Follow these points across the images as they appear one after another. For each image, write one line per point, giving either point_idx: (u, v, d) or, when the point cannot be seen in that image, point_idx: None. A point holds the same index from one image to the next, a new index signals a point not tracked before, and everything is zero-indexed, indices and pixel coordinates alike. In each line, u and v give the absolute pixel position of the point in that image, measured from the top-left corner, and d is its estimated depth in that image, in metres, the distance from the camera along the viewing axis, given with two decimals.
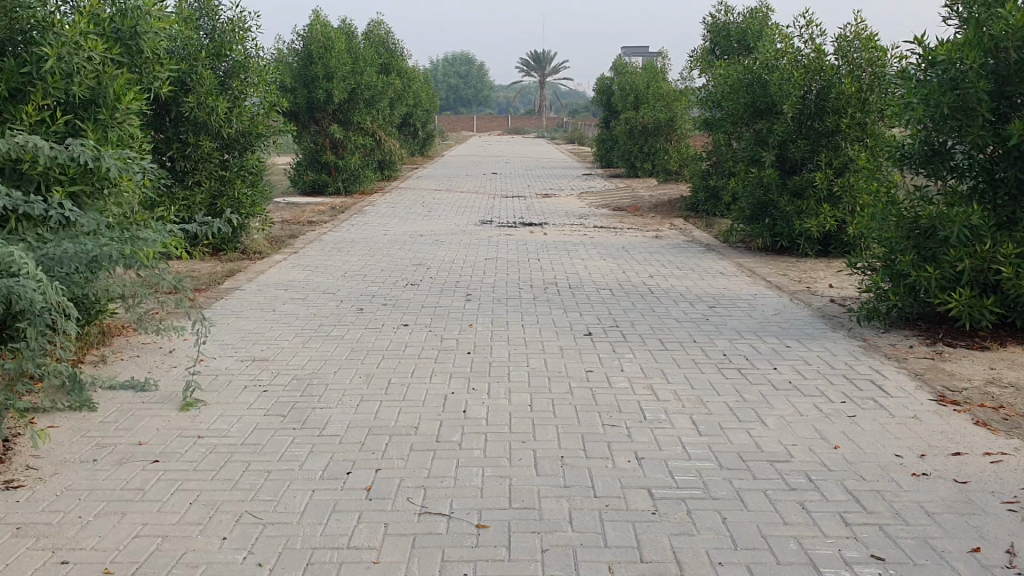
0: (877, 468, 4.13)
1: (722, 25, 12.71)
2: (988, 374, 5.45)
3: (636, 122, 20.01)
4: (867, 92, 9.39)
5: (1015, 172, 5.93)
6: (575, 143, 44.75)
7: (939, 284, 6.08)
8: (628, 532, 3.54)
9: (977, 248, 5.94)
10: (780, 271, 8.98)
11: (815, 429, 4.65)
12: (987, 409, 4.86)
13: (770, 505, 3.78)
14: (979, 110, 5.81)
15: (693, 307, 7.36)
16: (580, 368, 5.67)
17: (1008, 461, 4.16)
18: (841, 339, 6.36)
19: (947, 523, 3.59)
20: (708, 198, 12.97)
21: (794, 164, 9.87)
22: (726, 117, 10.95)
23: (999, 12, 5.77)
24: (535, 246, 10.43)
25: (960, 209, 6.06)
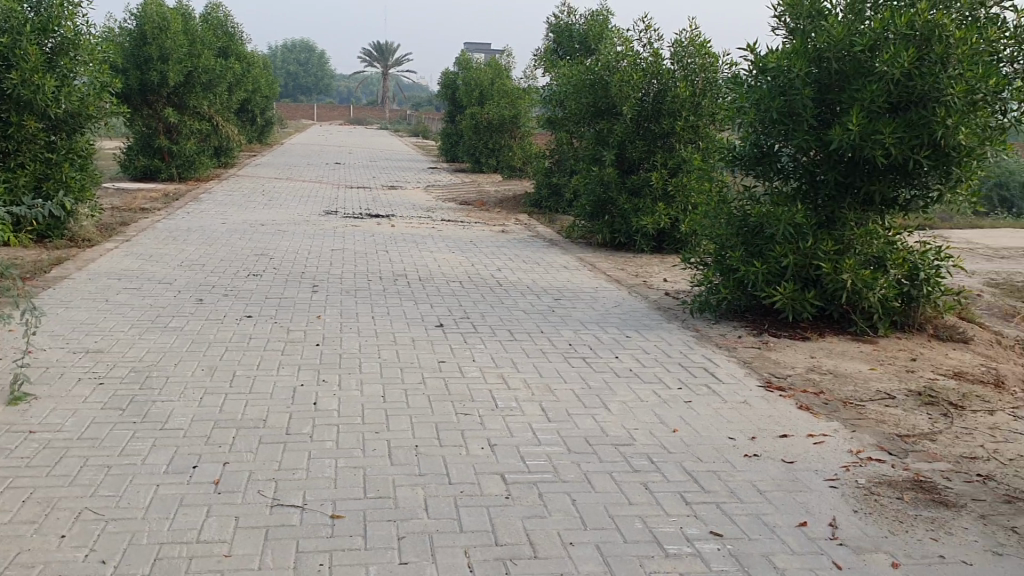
0: (712, 450, 4.38)
1: (564, 25, 13.02)
2: (809, 362, 5.86)
3: (481, 117, 20.19)
4: (700, 96, 9.85)
5: (834, 174, 6.31)
6: (417, 136, 44.64)
7: (765, 278, 6.49)
8: (482, 517, 3.61)
9: (800, 245, 6.37)
10: (619, 265, 9.33)
11: (655, 413, 4.88)
12: (808, 393, 5.24)
13: (616, 486, 3.95)
14: (804, 115, 6.21)
15: (539, 300, 7.54)
16: (431, 358, 5.70)
17: (827, 442, 4.51)
18: (677, 330, 6.68)
19: (776, 500, 3.86)
20: (550, 195, 13.27)
21: (631, 163, 10.25)
22: (568, 115, 11.22)
23: (823, 25, 6.18)
24: (382, 238, 10.39)
25: (785, 208, 6.46)
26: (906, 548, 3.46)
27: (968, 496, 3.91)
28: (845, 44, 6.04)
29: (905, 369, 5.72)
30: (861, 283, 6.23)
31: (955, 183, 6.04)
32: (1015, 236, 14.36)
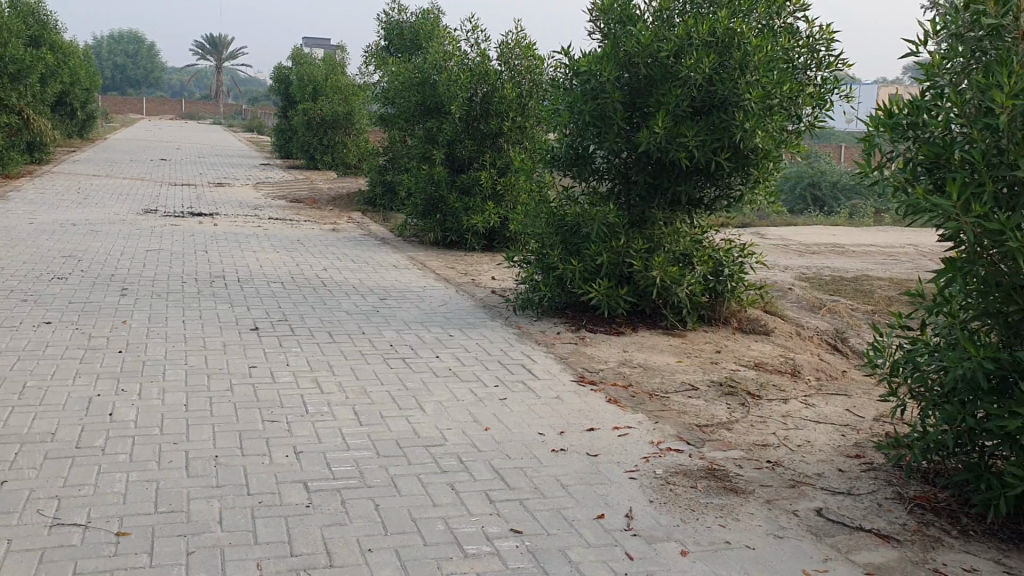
0: (521, 446, 4.43)
1: (396, 23, 12.93)
2: (622, 356, 6.05)
3: (314, 113, 19.80)
4: (527, 97, 9.90)
5: (644, 175, 6.57)
6: (254, 132, 43.37)
7: (582, 275, 6.70)
8: (280, 527, 3.52)
9: (613, 243, 6.59)
10: (449, 264, 9.34)
11: (469, 412, 4.89)
12: (618, 387, 5.40)
13: (421, 488, 3.92)
14: (615, 118, 6.40)
15: (364, 300, 7.44)
16: (242, 364, 5.52)
17: (632, 434, 4.65)
18: (499, 328, 6.73)
19: (578, 494, 3.94)
20: (384, 193, 13.16)
21: (461, 162, 10.29)
22: (397, 113, 11.13)
23: (632, 31, 6.38)
24: (204, 237, 10.01)
25: (598, 209, 6.67)
26: (695, 536, 3.60)
27: (756, 482, 4.12)
28: (652, 49, 6.27)
29: (709, 361, 6.03)
30: (669, 279, 6.53)
31: (755, 183, 6.48)
32: (827, 232, 15.27)
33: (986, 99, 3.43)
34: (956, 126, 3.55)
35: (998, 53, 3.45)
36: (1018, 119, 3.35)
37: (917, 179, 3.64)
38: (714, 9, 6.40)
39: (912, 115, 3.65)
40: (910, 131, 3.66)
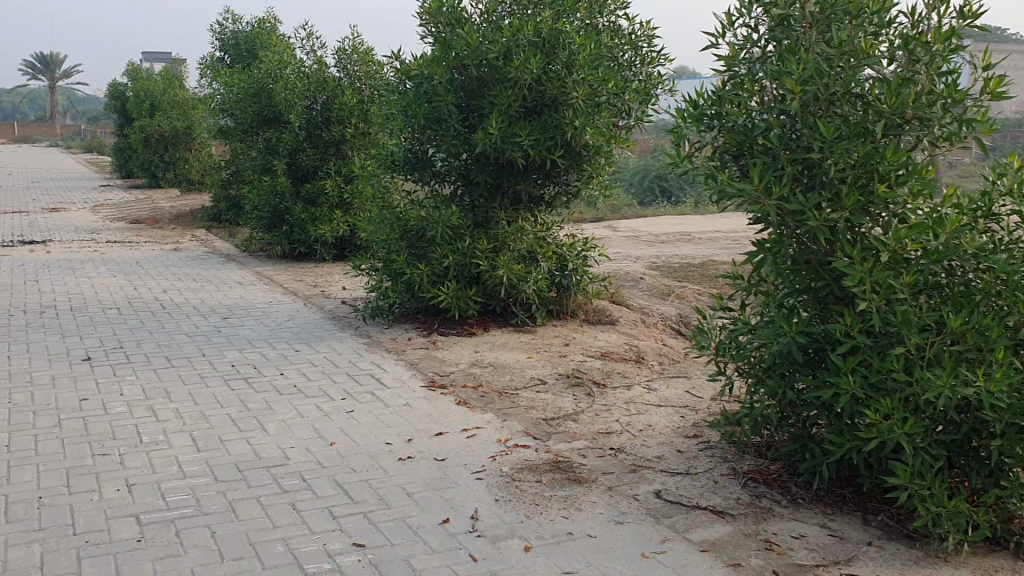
0: (366, 458, 4.37)
1: (230, 33, 12.60)
2: (472, 357, 6.06)
3: (153, 129, 19.05)
4: (368, 103, 9.84)
5: (484, 176, 6.61)
6: (93, 152, 41.42)
7: (429, 279, 6.68)
8: (107, 566, 3.35)
9: (458, 245, 6.61)
10: (297, 276, 9.16)
11: (314, 427, 4.80)
12: (468, 388, 5.41)
13: (261, 511, 3.82)
14: (450, 120, 6.41)
15: (207, 320, 7.19)
16: (72, 398, 5.24)
17: (480, 434, 4.67)
18: (348, 338, 6.64)
19: (422, 500, 3.91)
20: (230, 208, 12.79)
21: (304, 172, 10.12)
22: (235, 125, 10.83)
23: (460, 33, 6.41)
24: (33, 266, 9.46)
25: (441, 211, 6.67)
26: (539, 530, 3.64)
27: (599, 471, 4.23)
28: (481, 51, 6.32)
29: (558, 354, 6.14)
30: (515, 277, 6.60)
31: (589, 178, 6.67)
32: (675, 221, 15.79)
33: (780, 87, 3.65)
34: (756, 113, 3.74)
35: (789, 42, 3.69)
36: (808, 105, 3.60)
37: (725, 165, 3.80)
38: (538, 9, 6.53)
39: (716, 104, 3.81)
40: (714, 120, 3.83)
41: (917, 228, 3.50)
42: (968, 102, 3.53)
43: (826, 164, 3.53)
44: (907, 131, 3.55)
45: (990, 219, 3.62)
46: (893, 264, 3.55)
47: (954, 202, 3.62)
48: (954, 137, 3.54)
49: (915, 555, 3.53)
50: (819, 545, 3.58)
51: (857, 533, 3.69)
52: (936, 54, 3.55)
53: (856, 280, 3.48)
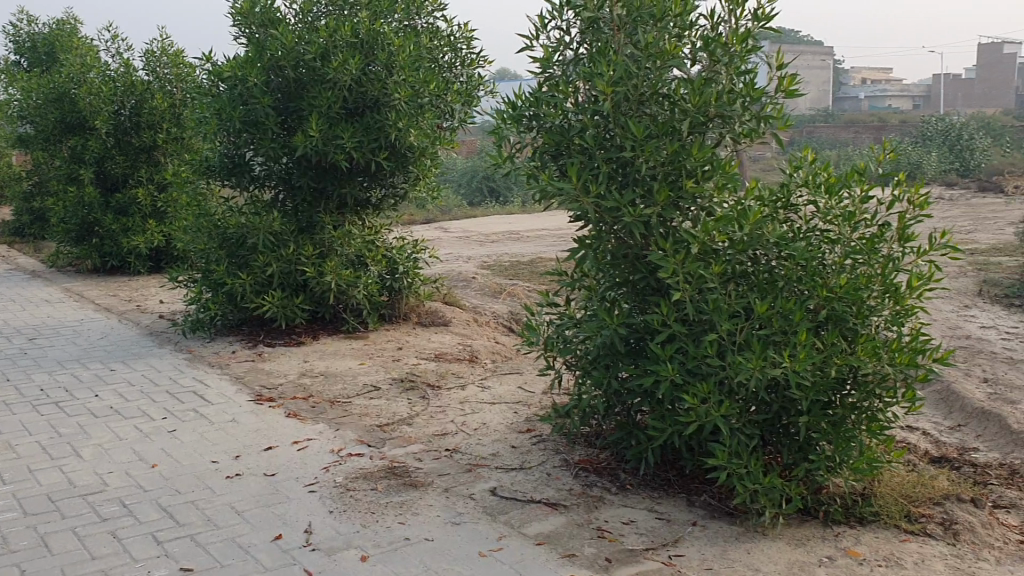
0: (192, 478, 4.19)
1: (25, 35, 11.80)
2: (302, 366, 5.93)
3: None
4: (181, 107, 9.48)
5: (306, 180, 6.47)
6: None
7: (253, 288, 6.48)
8: None
9: (282, 252, 6.45)
10: (111, 291, 8.68)
11: (133, 450, 4.55)
12: (298, 399, 5.28)
13: (77, 543, 3.59)
14: (267, 124, 6.24)
15: (9, 343, 6.70)
16: None
17: (312, 445, 4.57)
18: (168, 354, 6.35)
19: (253, 518, 3.79)
20: (32, 222, 11.96)
21: (114, 181, 9.61)
22: (34, 133, 10.14)
23: (274, 34, 6.25)
24: None
25: (263, 217, 6.49)
26: (375, 537, 3.60)
27: (435, 474, 4.23)
28: (297, 53, 6.19)
29: (390, 359, 6.10)
30: (343, 283, 6.51)
31: (415, 180, 6.67)
32: (503, 221, 16.01)
33: (592, 87, 3.76)
34: (572, 114, 3.85)
35: (599, 44, 3.81)
36: (619, 105, 3.73)
37: (545, 165, 3.88)
38: (354, 11, 6.47)
39: (533, 106, 3.89)
40: (532, 122, 3.91)
41: (724, 220, 3.69)
42: (765, 100, 3.75)
43: (638, 162, 3.67)
44: (711, 129, 3.73)
45: (789, 209, 3.87)
46: (704, 256, 3.73)
47: (756, 194, 3.84)
48: (753, 134, 3.76)
49: (736, 530, 3.73)
50: (648, 529, 3.73)
51: (683, 513, 3.86)
52: (734, 55, 3.74)
53: (670, 271, 3.62)
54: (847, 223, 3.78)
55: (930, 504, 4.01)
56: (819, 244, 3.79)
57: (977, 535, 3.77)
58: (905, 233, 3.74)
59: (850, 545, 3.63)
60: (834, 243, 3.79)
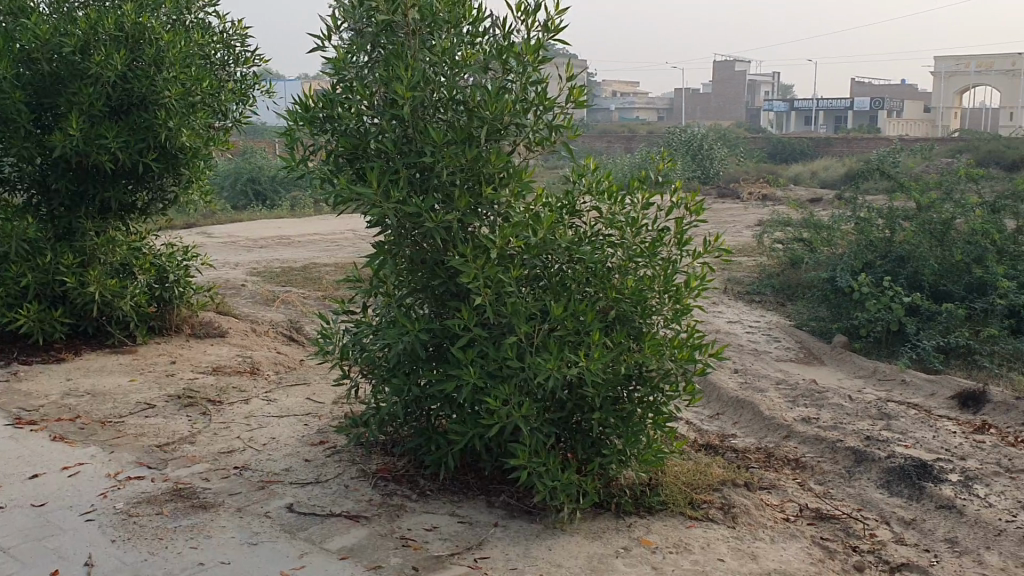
0: None
1: None
2: (64, 385, 5.45)
3: None
4: None
5: (65, 183, 5.97)
6: None
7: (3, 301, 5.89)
8: None
9: (37, 261, 5.90)
10: None
11: None
12: (63, 422, 4.84)
13: None
14: (19, 120, 5.69)
15: None
16: None
17: (85, 471, 4.21)
18: None
19: (23, 554, 3.44)
20: None
21: None
22: None
23: (25, 23, 5.73)
24: None
25: (14, 222, 5.91)
26: (166, 565, 3.37)
27: (225, 493, 4.02)
28: (53, 44, 5.69)
29: (165, 374, 5.74)
30: (109, 293, 6.07)
31: (188, 183, 6.35)
32: (270, 226, 15.53)
33: (390, 92, 3.73)
34: (368, 118, 3.80)
35: (394, 48, 3.79)
36: (417, 109, 3.75)
37: (339, 169, 3.82)
38: (115, 2, 6.07)
39: (326, 109, 3.81)
40: (326, 124, 3.83)
41: (519, 226, 3.75)
42: (556, 110, 3.87)
43: (437, 167, 3.68)
44: (506, 136, 3.82)
45: (575, 215, 4.00)
46: (501, 260, 3.78)
47: (544, 200, 3.97)
48: (545, 142, 3.88)
49: (536, 528, 3.81)
50: (451, 534, 3.73)
51: (483, 516, 3.90)
52: (527, 65, 3.81)
53: (471, 276, 3.63)
54: (630, 228, 3.94)
55: (709, 490, 4.28)
56: (603, 247, 3.93)
57: (751, 517, 4.06)
58: (682, 237, 3.96)
59: (642, 535, 3.80)
60: (617, 247, 3.94)
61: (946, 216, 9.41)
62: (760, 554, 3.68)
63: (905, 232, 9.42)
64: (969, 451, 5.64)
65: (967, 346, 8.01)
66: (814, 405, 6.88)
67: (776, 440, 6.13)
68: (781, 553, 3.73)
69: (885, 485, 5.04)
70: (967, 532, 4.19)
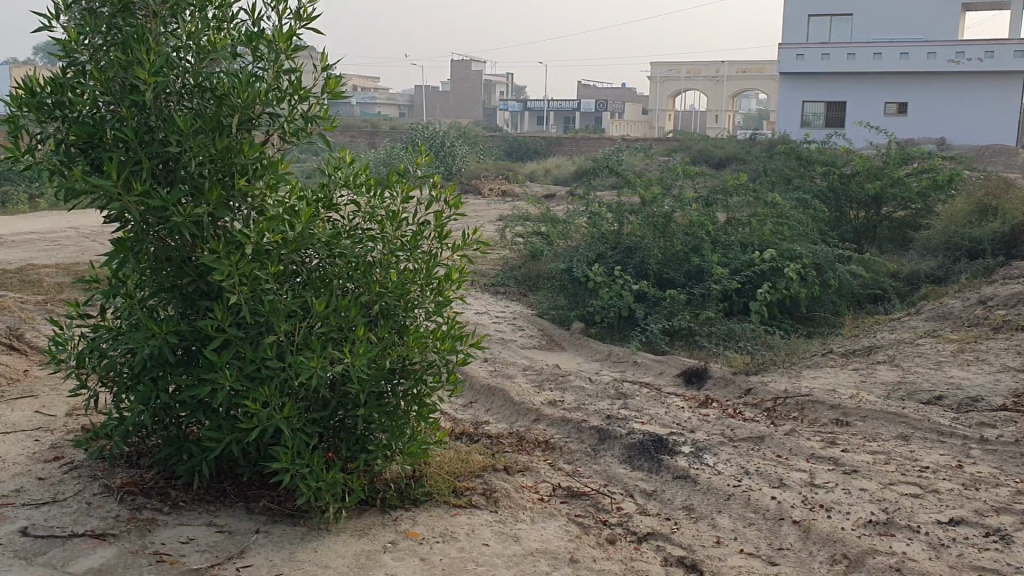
0: None
1: None
2: None
3: None
4: None
5: None
6: None
7: None
8: None
9: None
10: None
11: None
12: None
13: None
14: None
15: None
16: None
17: None
18: None
19: None
20: None
21: None
22: None
23: None
24: None
25: None
26: None
27: None
28: None
29: None
30: None
31: None
32: None
33: (129, 78, 3.50)
34: (103, 104, 3.53)
35: (133, 31, 3.56)
36: (159, 95, 3.54)
37: (72, 160, 3.53)
38: None
39: (55, 93, 3.51)
40: (55, 111, 3.52)
41: (274, 220, 3.64)
42: (311, 101, 3.81)
43: (184, 159, 3.50)
44: (258, 126, 3.72)
45: (331, 209, 3.95)
46: (257, 256, 3.65)
47: (299, 193, 3.88)
48: (300, 133, 3.82)
49: (300, 531, 3.73)
50: (209, 544, 3.57)
51: (243, 523, 3.76)
52: (279, 52, 3.74)
53: (225, 273, 3.48)
54: (390, 222, 3.97)
55: (471, 477, 4.36)
56: (363, 241, 3.92)
57: (511, 499, 4.20)
58: (442, 230, 4.03)
59: (409, 527, 3.82)
60: (377, 241, 3.94)
61: (668, 209, 10.20)
62: (522, 535, 3.82)
63: (633, 225, 10.11)
64: (696, 424, 6.16)
65: (689, 329, 8.74)
66: (559, 389, 7.22)
67: (526, 424, 6.38)
68: (540, 532, 3.88)
69: (627, 460, 5.39)
70: (701, 498, 4.57)
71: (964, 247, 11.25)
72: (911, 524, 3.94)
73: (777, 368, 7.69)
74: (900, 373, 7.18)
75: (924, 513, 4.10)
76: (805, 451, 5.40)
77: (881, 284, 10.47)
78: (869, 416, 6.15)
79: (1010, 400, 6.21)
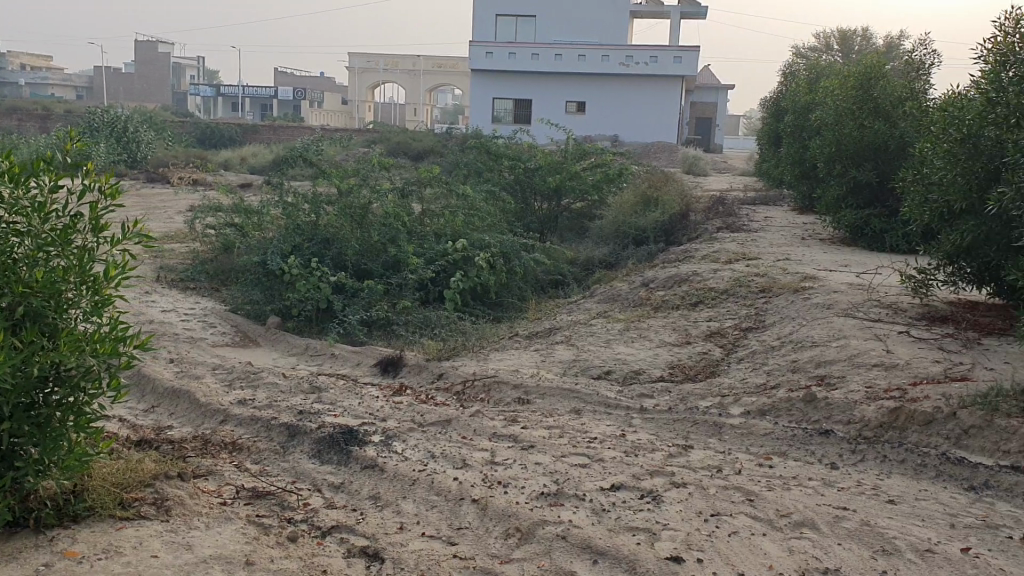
0: None
1: None
2: None
3: None
4: None
5: None
6: None
7: None
8: None
9: None
10: None
11: None
12: None
13: None
14: None
15: None
16: None
17: None
18: None
19: None
20: None
21: None
22: None
23: None
24: None
25: None
26: None
27: None
28: None
29: None
30: None
31: None
32: None
33: None
34: None
35: None
36: None
37: None
38: None
39: None
40: None
41: None
42: None
43: None
44: None
45: None
46: None
47: None
48: None
49: None
50: None
51: None
52: None
53: None
54: (37, 215, 3.64)
55: (141, 487, 4.09)
56: (6, 236, 3.54)
57: (185, 506, 4.00)
58: (98, 223, 3.73)
59: (66, 547, 3.51)
60: (23, 236, 3.59)
61: (364, 201, 10.20)
62: (196, 543, 3.65)
63: (328, 216, 10.00)
64: (387, 412, 6.22)
65: (386, 319, 8.82)
66: (250, 387, 6.99)
67: (214, 426, 6.11)
68: (215, 538, 3.73)
69: (316, 454, 5.33)
70: (387, 486, 4.62)
71: (630, 234, 12.29)
72: (578, 493, 4.23)
73: (466, 353, 7.96)
74: (575, 352, 7.70)
75: (590, 481, 4.43)
76: (487, 431, 5.63)
77: (562, 270, 11.18)
78: (547, 393, 6.53)
79: (666, 371, 6.88)
